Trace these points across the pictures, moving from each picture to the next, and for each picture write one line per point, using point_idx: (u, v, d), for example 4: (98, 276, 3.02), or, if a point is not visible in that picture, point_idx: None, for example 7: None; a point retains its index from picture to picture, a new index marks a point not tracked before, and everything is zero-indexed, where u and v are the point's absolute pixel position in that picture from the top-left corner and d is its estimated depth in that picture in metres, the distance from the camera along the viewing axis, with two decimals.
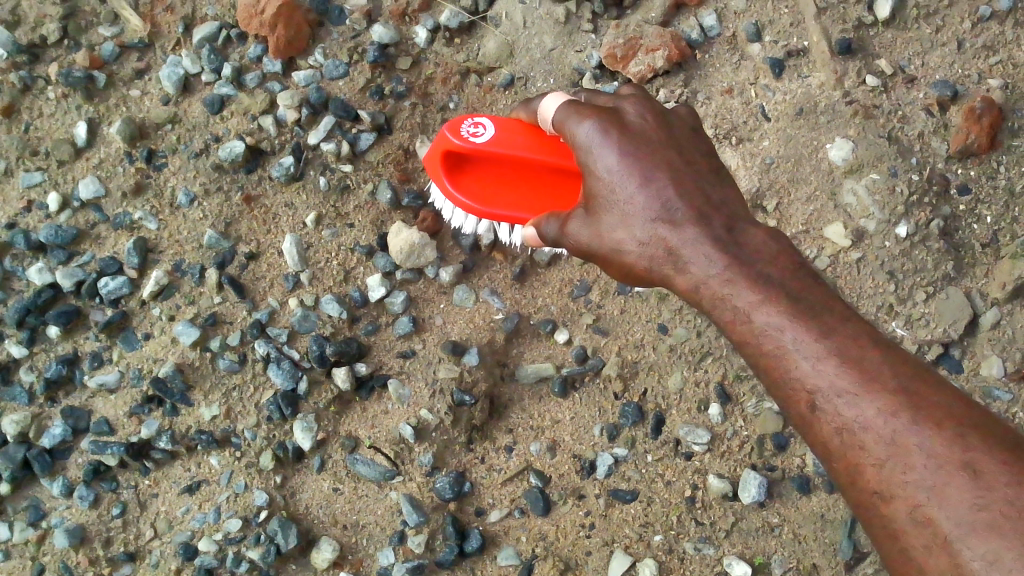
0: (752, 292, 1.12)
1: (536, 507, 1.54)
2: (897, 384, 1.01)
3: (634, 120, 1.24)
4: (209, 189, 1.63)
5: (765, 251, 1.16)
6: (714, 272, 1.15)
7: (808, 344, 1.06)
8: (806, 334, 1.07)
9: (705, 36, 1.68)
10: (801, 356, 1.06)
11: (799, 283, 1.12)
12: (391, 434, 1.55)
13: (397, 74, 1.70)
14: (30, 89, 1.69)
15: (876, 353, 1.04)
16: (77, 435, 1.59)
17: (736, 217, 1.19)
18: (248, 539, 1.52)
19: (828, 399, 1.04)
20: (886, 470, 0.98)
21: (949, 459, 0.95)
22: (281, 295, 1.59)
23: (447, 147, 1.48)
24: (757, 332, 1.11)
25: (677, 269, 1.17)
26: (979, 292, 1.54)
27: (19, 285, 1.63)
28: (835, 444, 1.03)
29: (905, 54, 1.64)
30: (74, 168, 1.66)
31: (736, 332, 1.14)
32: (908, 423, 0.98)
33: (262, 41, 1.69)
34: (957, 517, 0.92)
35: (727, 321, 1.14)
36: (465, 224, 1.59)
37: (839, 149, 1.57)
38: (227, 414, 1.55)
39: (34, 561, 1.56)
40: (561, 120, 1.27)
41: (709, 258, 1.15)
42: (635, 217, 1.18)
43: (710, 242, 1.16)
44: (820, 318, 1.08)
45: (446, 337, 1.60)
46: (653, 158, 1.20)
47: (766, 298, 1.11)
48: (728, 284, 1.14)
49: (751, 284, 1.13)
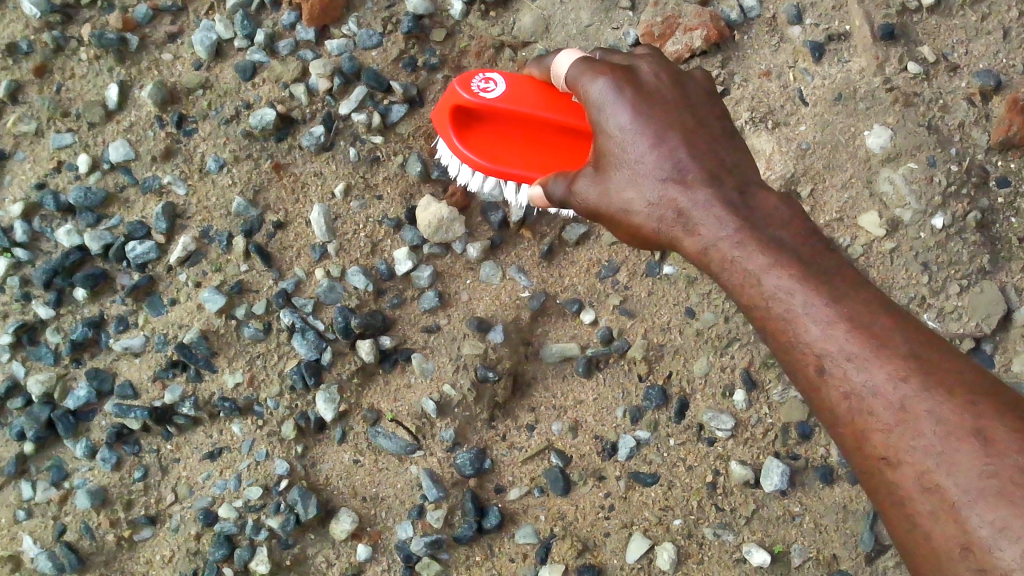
0: (762, 255, 1.10)
1: (556, 487, 1.54)
2: (909, 349, 1.00)
3: (649, 79, 1.22)
4: (238, 156, 1.62)
5: (777, 215, 1.13)
6: (724, 235, 1.13)
7: (819, 308, 1.04)
8: (818, 298, 1.05)
9: (744, 17, 1.65)
10: (810, 320, 1.05)
11: (811, 248, 1.10)
12: (413, 408, 1.55)
13: (431, 46, 1.68)
14: (62, 49, 1.68)
15: (887, 318, 1.02)
16: (101, 398, 1.59)
17: (748, 180, 1.17)
18: (267, 508, 1.53)
19: (837, 363, 1.02)
20: (894, 435, 0.97)
21: (960, 425, 0.94)
22: (308, 266, 1.59)
23: (457, 102, 1.47)
24: (765, 295, 1.09)
25: (687, 231, 1.16)
26: (1014, 287, 1.51)
27: (48, 246, 1.63)
28: (842, 409, 1.01)
29: (949, 41, 1.61)
30: (105, 130, 1.65)
31: (744, 295, 1.12)
32: (918, 388, 0.97)
33: (296, 9, 1.68)
34: (965, 483, 0.91)
35: (737, 283, 1.12)
36: (472, 180, 1.55)
37: (877, 136, 1.54)
38: (250, 382, 1.56)
39: (56, 521, 1.56)
40: (575, 78, 1.26)
41: (719, 220, 1.14)
42: (645, 177, 1.17)
43: (721, 203, 1.14)
44: (831, 282, 1.06)
45: (471, 313, 1.59)
46: (667, 118, 1.18)
47: (777, 262, 1.09)
48: (739, 246, 1.12)
49: (761, 247, 1.10)
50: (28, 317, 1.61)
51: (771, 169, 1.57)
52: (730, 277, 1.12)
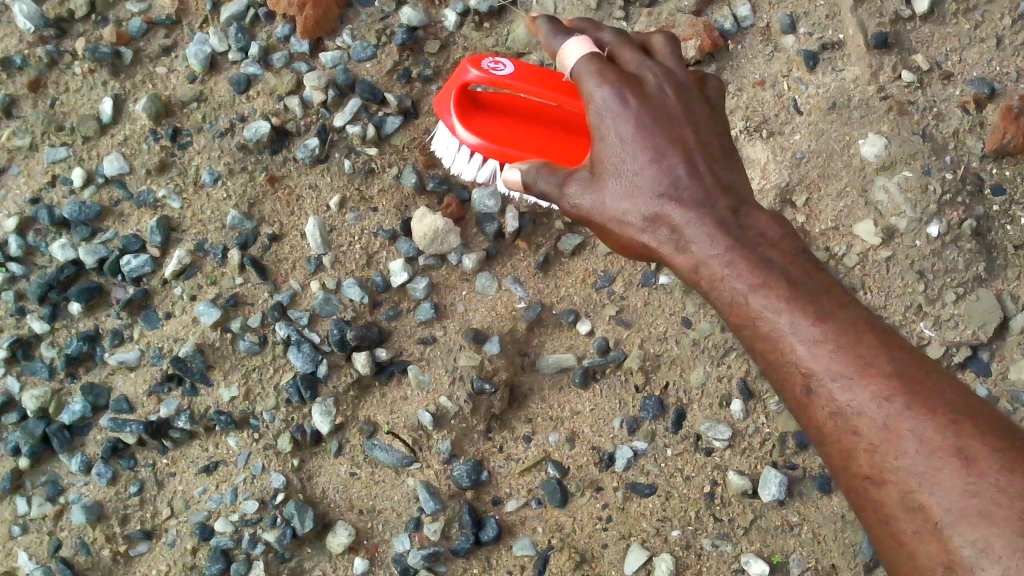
0: (751, 275, 1.10)
1: (553, 499, 1.54)
2: (894, 369, 0.99)
3: (654, 90, 1.20)
4: (233, 168, 1.62)
5: (769, 235, 1.13)
6: (716, 254, 1.13)
7: (805, 327, 1.04)
8: (804, 318, 1.05)
9: (738, 27, 1.65)
10: (797, 340, 1.04)
11: (800, 267, 1.10)
12: (409, 420, 1.56)
13: (425, 58, 1.67)
14: (57, 63, 1.68)
15: (873, 338, 1.02)
16: (96, 412, 1.59)
17: (742, 198, 1.17)
18: (264, 521, 1.53)
19: (823, 382, 1.02)
20: (879, 455, 0.97)
21: (942, 445, 0.93)
22: (303, 278, 1.59)
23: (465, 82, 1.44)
24: (753, 314, 1.09)
25: (678, 248, 1.15)
26: (1010, 294, 1.52)
27: (42, 260, 1.63)
28: (828, 428, 1.02)
29: (942, 49, 1.61)
30: (100, 144, 1.65)
31: (733, 313, 1.12)
32: (902, 408, 0.97)
33: (290, 21, 1.67)
34: (948, 503, 0.91)
35: (726, 302, 1.12)
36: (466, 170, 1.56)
37: (872, 145, 1.54)
38: (246, 395, 1.55)
39: (51, 536, 1.55)
40: (579, 75, 1.22)
41: (711, 238, 1.13)
42: (642, 190, 1.16)
43: (714, 221, 1.14)
44: (816, 301, 1.05)
45: (467, 325, 1.59)
46: (667, 133, 1.17)
47: (766, 281, 1.08)
48: (729, 265, 1.12)
49: (752, 266, 1.10)
50: (23, 331, 1.61)
51: (766, 178, 1.57)
52: (719, 295, 1.12)
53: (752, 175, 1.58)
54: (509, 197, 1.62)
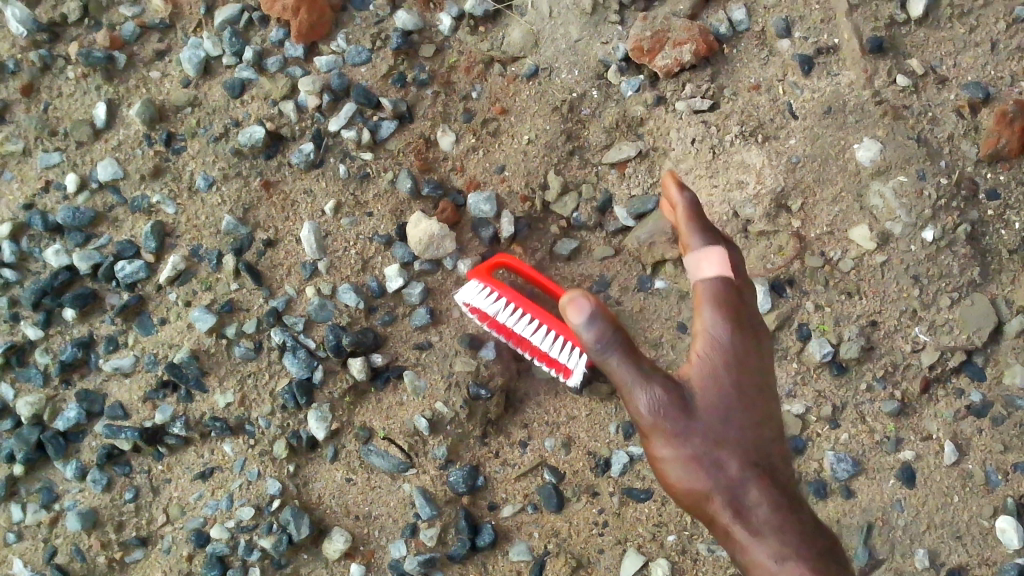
0: (754, 487, 1.10)
1: (549, 503, 1.55)
2: None
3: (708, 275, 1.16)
4: (227, 174, 1.61)
5: (768, 439, 1.14)
6: (734, 460, 1.11)
7: (779, 559, 1.07)
8: (771, 544, 1.08)
9: (733, 31, 1.63)
10: (766, 555, 1.08)
11: (779, 473, 1.13)
12: (405, 425, 1.56)
13: (420, 62, 1.66)
14: (50, 68, 1.67)
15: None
16: (91, 419, 1.59)
17: (753, 320, 1.17)
18: (259, 528, 1.53)
19: None
20: None
21: None
22: (298, 284, 1.58)
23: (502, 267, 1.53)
24: (730, 536, 1.10)
25: (691, 430, 1.11)
26: (1005, 299, 1.53)
27: (36, 266, 1.62)
28: None
29: (937, 53, 1.61)
30: (93, 149, 1.64)
31: (699, 511, 1.12)
32: None
33: (284, 25, 1.66)
34: None
35: (716, 524, 1.11)
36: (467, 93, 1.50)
37: (867, 150, 1.53)
38: (241, 402, 1.55)
39: (47, 543, 1.56)
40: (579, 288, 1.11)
41: (729, 456, 1.11)
42: (642, 397, 1.11)
43: (739, 432, 1.12)
44: (797, 516, 1.10)
45: (463, 330, 1.59)
46: (675, 387, 1.12)
47: (760, 495, 1.10)
48: (738, 484, 1.10)
49: (754, 477, 1.11)
50: (17, 338, 1.61)
51: (761, 182, 1.56)
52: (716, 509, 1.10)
53: (747, 181, 1.56)
54: (504, 202, 1.61)
